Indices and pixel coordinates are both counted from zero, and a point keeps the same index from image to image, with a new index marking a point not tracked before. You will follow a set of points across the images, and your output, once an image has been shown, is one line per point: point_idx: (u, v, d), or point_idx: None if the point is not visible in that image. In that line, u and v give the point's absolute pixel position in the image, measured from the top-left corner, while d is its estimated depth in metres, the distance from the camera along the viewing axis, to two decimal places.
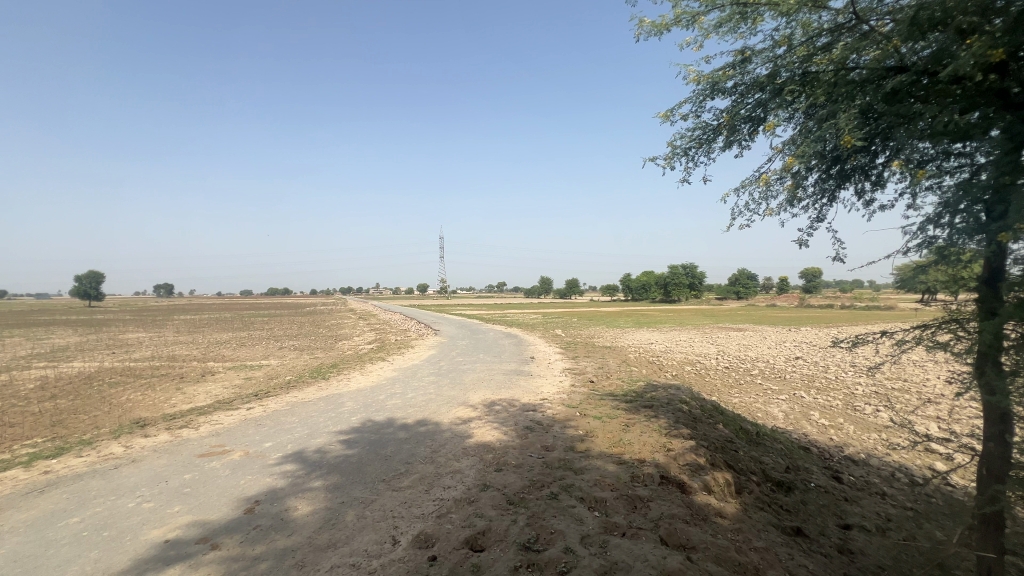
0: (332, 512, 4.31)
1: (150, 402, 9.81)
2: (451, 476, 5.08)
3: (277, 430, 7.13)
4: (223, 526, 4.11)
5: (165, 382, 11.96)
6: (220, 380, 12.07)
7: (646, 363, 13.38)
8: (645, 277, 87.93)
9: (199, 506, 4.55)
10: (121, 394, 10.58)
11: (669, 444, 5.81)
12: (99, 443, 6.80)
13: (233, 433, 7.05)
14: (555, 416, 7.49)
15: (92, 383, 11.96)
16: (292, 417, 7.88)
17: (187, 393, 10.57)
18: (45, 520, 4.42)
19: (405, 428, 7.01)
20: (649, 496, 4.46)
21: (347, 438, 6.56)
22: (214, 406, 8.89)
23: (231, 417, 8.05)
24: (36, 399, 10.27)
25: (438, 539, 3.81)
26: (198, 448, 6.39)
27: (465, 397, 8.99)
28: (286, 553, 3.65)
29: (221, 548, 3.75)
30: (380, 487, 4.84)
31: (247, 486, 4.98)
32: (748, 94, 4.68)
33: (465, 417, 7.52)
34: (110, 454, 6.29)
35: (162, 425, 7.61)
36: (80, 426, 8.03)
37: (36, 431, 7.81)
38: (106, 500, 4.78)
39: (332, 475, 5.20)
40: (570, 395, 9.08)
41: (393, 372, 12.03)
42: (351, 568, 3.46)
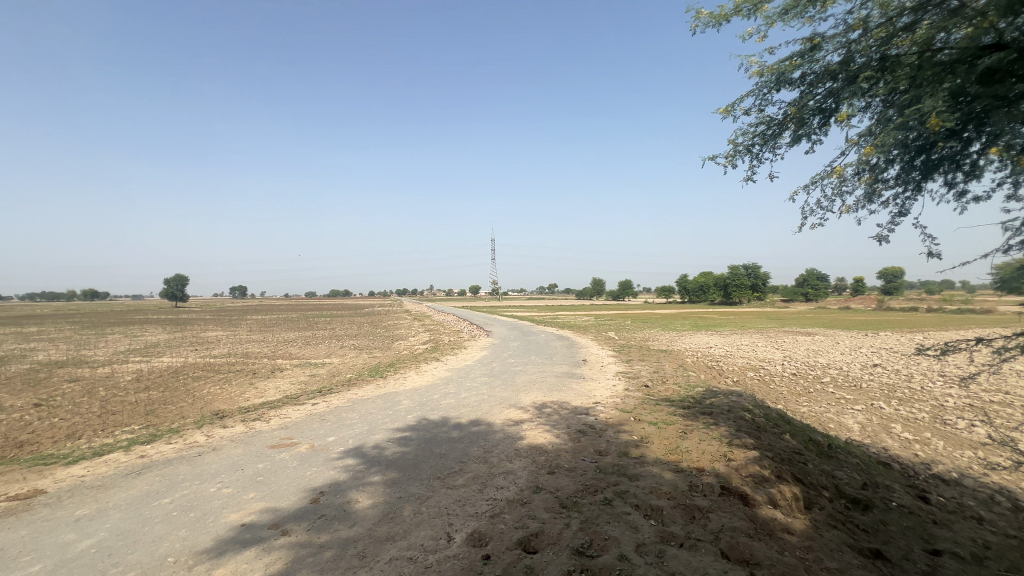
0: (390, 507, 4.48)
1: (227, 396, 10.65)
2: (504, 477, 5.13)
3: (339, 425, 7.51)
4: (292, 514, 4.39)
5: (240, 377, 12.95)
6: (288, 377, 12.88)
7: (705, 368, 12.86)
8: (703, 278, 84.50)
9: (270, 494, 4.88)
10: (203, 388, 11.57)
11: (731, 453, 5.54)
12: (184, 433, 7.44)
13: (299, 427, 7.50)
14: (608, 420, 7.38)
15: (179, 377, 13.16)
16: (353, 413, 8.27)
17: (259, 388, 11.40)
18: (141, 500, 4.91)
19: (458, 428, 7.15)
20: (708, 507, 4.28)
21: (404, 436, 6.80)
22: (282, 401, 9.49)
23: (298, 411, 8.57)
24: (133, 390, 11.42)
25: (491, 538, 3.86)
26: (269, 440, 6.85)
27: (517, 398, 9.03)
28: (348, 543, 3.83)
29: (290, 535, 3.99)
30: (435, 485, 4.97)
31: (312, 478, 5.28)
32: (818, 84, 4.39)
33: (517, 419, 7.57)
34: (194, 442, 6.89)
35: (238, 418, 8.22)
36: (169, 416, 8.86)
37: (132, 419, 8.71)
38: (191, 485, 5.23)
39: (390, 471, 5.40)
40: (624, 400, 8.88)
41: (447, 373, 12.31)
42: (409, 561, 3.57)
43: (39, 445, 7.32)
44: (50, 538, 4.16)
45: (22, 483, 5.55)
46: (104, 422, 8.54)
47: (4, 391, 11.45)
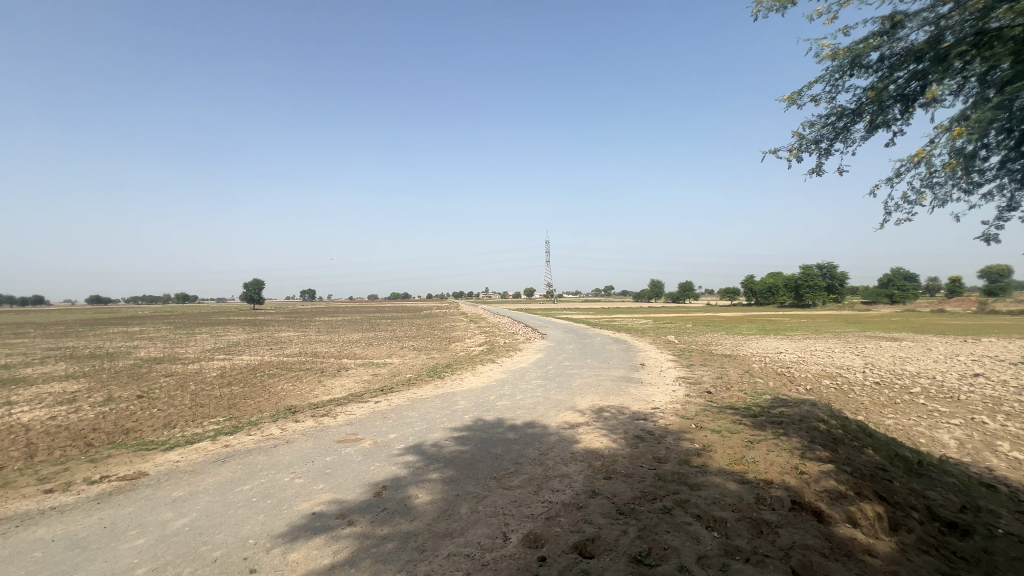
0: (448, 504, 4.60)
1: (299, 392, 11.39)
2: (560, 480, 5.11)
3: (400, 423, 7.81)
4: (357, 506, 4.63)
5: (310, 375, 13.81)
6: (352, 376, 13.56)
7: (774, 375, 12.11)
8: (772, 279, 79.62)
9: (338, 486, 5.17)
10: (278, 385, 12.46)
11: (803, 466, 5.19)
12: (262, 425, 8.05)
13: (364, 423, 7.89)
14: (668, 427, 7.14)
15: (257, 374, 14.25)
16: (412, 412, 8.57)
17: (327, 386, 12.10)
18: (226, 485, 5.37)
19: (514, 429, 7.20)
20: (778, 522, 4.03)
21: (461, 435, 6.96)
22: (348, 399, 10.01)
23: (362, 409, 9.00)
24: (218, 385, 12.51)
25: (547, 540, 3.86)
26: (336, 435, 7.25)
27: (573, 402, 8.96)
28: (409, 536, 3.98)
29: (356, 525, 4.21)
30: (491, 485, 5.04)
31: (375, 472, 5.53)
32: (900, 67, 4.05)
33: (573, 422, 7.50)
34: (271, 435, 7.44)
35: (308, 413, 8.78)
36: (248, 410, 9.62)
37: (217, 412, 9.54)
38: (268, 474, 5.66)
39: (448, 469, 5.54)
40: (684, 406, 8.55)
41: (502, 374, 12.43)
42: (466, 558, 3.65)
43: (141, 433, 8.20)
44: (151, 516, 4.64)
45: (128, 465, 6.24)
46: (194, 414, 9.42)
47: (114, 384, 12.94)
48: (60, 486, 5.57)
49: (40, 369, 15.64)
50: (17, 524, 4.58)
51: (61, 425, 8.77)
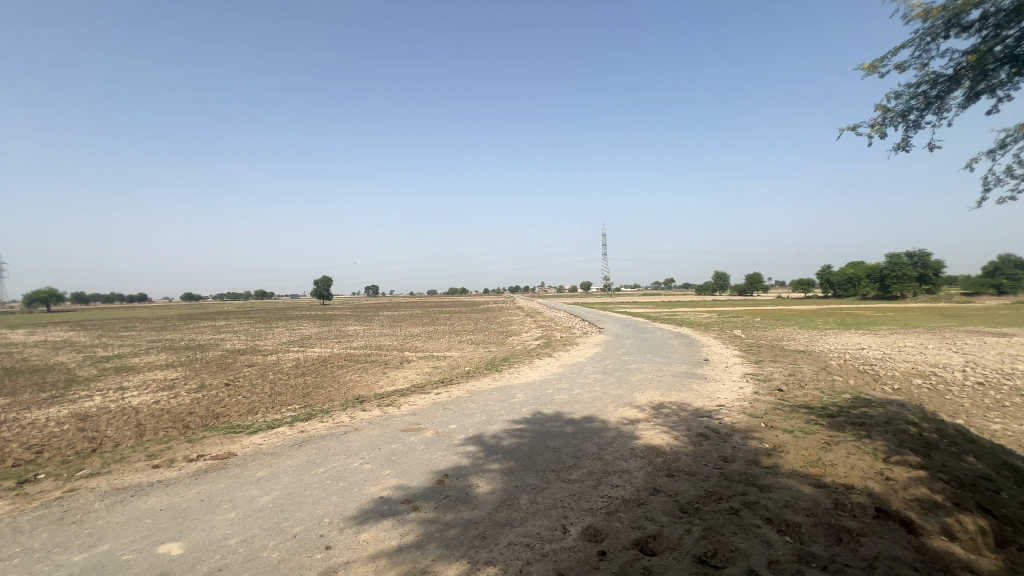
0: (507, 494, 4.68)
1: (365, 383, 12.03)
2: (619, 475, 5.05)
3: (460, 414, 8.04)
4: (422, 492, 4.83)
5: (375, 367, 14.51)
6: (414, 368, 14.10)
7: (855, 373, 11.19)
8: (852, 269, 73.35)
9: (403, 472, 5.42)
10: (347, 375, 13.22)
11: (889, 472, 4.77)
12: (333, 413, 8.59)
13: (426, 414, 8.18)
14: (734, 425, 6.83)
15: (328, 365, 15.18)
16: (472, 404, 8.78)
17: (391, 377, 12.67)
18: (303, 467, 5.80)
19: (572, 423, 7.18)
20: (859, 530, 3.74)
21: (520, 428, 7.04)
22: (411, 390, 10.43)
23: (424, 399, 9.34)
24: (294, 375, 13.47)
25: (607, 535, 3.83)
26: (400, 424, 7.59)
27: (632, 397, 8.77)
28: (470, 524, 4.10)
29: (420, 511, 4.40)
30: (550, 477, 5.07)
31: (437, 460, 5.74)
32: (1008, 26, 3.63)
33: (633, 418, 7.36)
34: (341, 422, 7.93)
35: (375, 403, 9.24)
36: (320, 399, 10.30)
37: (293, 400, 10.29)
38: (340, 458, 6.04)
39: (507, 460, 5.63)
40: (752, 404, 8.12)
41: (559, 368, 12.39)
42: (526, 548, 3.71)
43: (230, 417, 9.02)
44: (240, 492, 5.11)
45: (220, 446, 6.90)
46: (273, 401, 10.22)
47: (206, 372, 14.31)
48: (165, 462, 6.27)
49: (146, 359, 17.63)
50: (132, 494, 5.21)
51: (163, 409, 9.84)
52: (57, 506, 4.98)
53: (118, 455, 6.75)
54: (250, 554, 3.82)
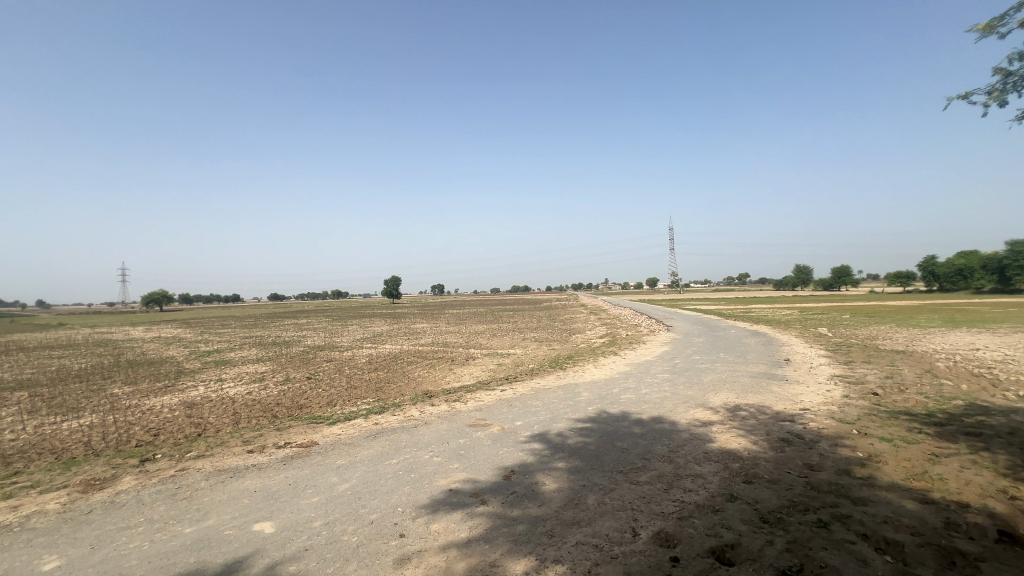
0: (574, 493, 4.65)
1: (433, 379, 12.45)
2: (692, 479, 4.83)
3: (525, 411, 8.10)
4: (489, 486, 4.92)
5: (442, 363, 14.98)
6: (479, 365, 14.39)
7: (969, 377, 9.91)
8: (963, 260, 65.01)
9: (471, 467, 5.56)
10: (416, 371, 13.77)
11: (1014, 491, 4.18)
12: (404, 407, 8.99)
13: (492, 410, 8.33)
14: (821, 430, 6.30)
15: (398, 361, 15.91)
16: (537, 401, 8.81)
17: (457, 373, 13.02)
18: (378, 457, 6.12)
19: (640, 423, 6.99)
20: (977, 554, 3.31)
21: (586, 426, 6.96)
22: (476, 386, 10.66)
23: (489, 396, 9.52)
24: (367, 370, 14.25)
25: (680, 541, 3.69)
26: (467, 419, 7.79)
27: (704, 398, 8.37)
28: (537, 520, 4.12)
29: (488, 504, 4.49)
30: (618, 478, 4.97)
31: (504, 456, 5.82)
32: None
33: (705, 420, 7.02)
34: (411, 416, 8.27)
35: (442, 398, 9.55)
36: (392, 393, 10.80)
37: (367, 394, 10.89)
38: (411, 450, 6.31)
39: (573, 459, 5.59)
40: (842, 408, 7.45)
41: (626, 367, 12.10)
42: (595, 548, 3.66)
43: (312, 408, 9.72)
44: (322, 479, 5.50)
45: (304, 435, 7.46)
46: (350, 394, 10.88)
47: (291, 366, 15.53)
48: (258, 448, 6.89)
49: (241, 354, 19.46)
50: (232, 475, 5.78)
51: (255, 399, 10.80)
52: (171, 483, 5.64)
53: (219, 439, 7.52)
54: (332, 536, 4.09)
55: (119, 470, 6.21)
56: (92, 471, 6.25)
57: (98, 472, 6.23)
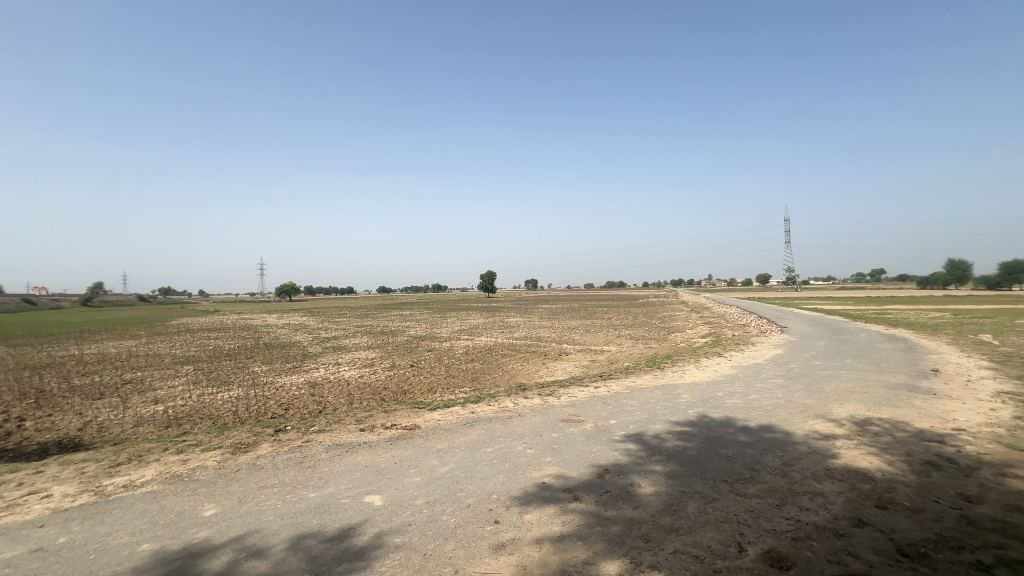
0: (672, 499, 4.43)
1: (526, 372, 12.64)
2: (810, 498, 4.35)
3: (620, 410, 7.89)
4: (583, 483, 4.88)
5: (535, 357, 15.15)
6: (572, 360, 14.30)
7: None
8: None
9: (563, 461, 5.56)
10: (510, 364, 14.09)
11: None
12: (499, 398, 9.25)
13: (585, 406, 8.25)
14: (982, 456, 5.30)
15: (493, 353, 16.42)
16: (632, 400, 8.54)
17: (550, 368, 13.09)
18: (475, 445, 6.39)
19: (747, 431, 6.44)
20: None
21: (685, 430, 6.59)
22: (569, 381, 10.62)
23: (582, 392, 9.43)
24: (465, 361, 14.90)
25: (796, 563, 3.35)
26: (560, 414, 7.80)
27: (825, 409, 7.47)
28: (633, 523, 4.00)
29: (581, 501, 4.45)
30: (721, 487, 4.64)
31: (598, 454, 5.73)
32: None
33: (827, 433, 6.27)
34: (506, 407, 8.49)
35: (536, 391, 9.67)
36: (487, 384, 11.18)
37: (465, 383, 11.39)
38: (506, 440, 6.48)
39: (672, 463, 5.33)
40: (1011, 431, 6.18)
41: (732, 370, 11.22)
42: (695, 559, 3.47)
43: (415, 394, 10.42)
44: (423, 460, 5.88)
45: (408, 418, 8.03)
46: (449, 383, 11.47)
47: (397, 354, 16.80)
48: (368, 427, 7.56)
49: (354, 341, 21.50)
50: (347, 450, 6.42)
51: (366, 382, 11.86)
52: (299, 451, 6.42)
53: (336, 417, 8.38)
54: (432, 515, 4.36)
55: (258, 437, 7.20)
56: (239, 436, 7.34)
57: (243, 437, 7.29)
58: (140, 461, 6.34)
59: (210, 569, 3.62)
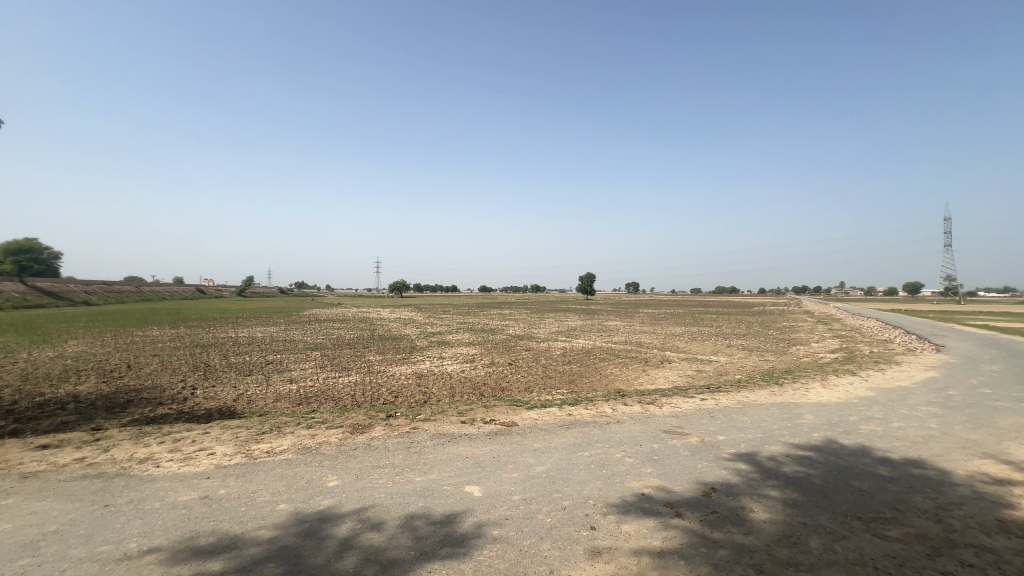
0: (791, 530, 3.99)
1: (625, 378, 12.26)
2: (974, 552, 3.64)
3: (730, 426, 7.31)
4: (686, 499, 4.61)
5: (636, 363, 14.62)
6: (676, 369, 13.55)
7: None
8: None
9: (665, 474, 5.30)
10: (608, 368, 13.78)
11: None
12: (596, 402, 9.10)
13: (689, 418, 7.77)
14: None
15: (591, 356, 16.19)
16: (744, 416, 7.86)
17: (651, 375, 12.53)
18: (572, 447, 6.36)
19: (889, 464, 5.57)
20: None
21: (808, 455, 5.90)
22: (673, 391, 10.07)
23: (687, 403, 8.89)
24: (562, 362, 14.90)
25: None
26: (662, 424, 7.44)
27: (998, 447, 6.17)
28: (743, 549, 3.70)
29: (685, 519, 4.21)
30: (854, 525, 4.07)
31: (703, 471, 5.37)
32: None
33: (999, 477, 5.18)
34: (604, 412, 8.33)
35: (635, 399, 9.33)
36: (584, 387, 11.05)
37: (562, 384, 11.39)
38: (603, 446, 6.36)
39: (791, 490, 4.80)
40: None
41: (869, 392, 9.76)
42: None
43: (513, 392, 10.66)
44: (520, 457, 6.00)
45: (506, 415, 8.24)
46: (546, 383, 11.55)
47: (496, 351, 17.35)
48: (468, 420, 7.90)
49: (457, 337, 22.65)
50: (450, 440, 6.79)
51: (468, 377, 12.41)
52: (407, 437, 6.93)
53: (440, 408, 8.89)
54: (529, 513, 4.43)
55: (372, 420, 7.91)
56: (356, 418, 8.13)
57: (360, 419, 8.08)
58: (278, 431, 7.33)
59: (331, 534, 4.06)
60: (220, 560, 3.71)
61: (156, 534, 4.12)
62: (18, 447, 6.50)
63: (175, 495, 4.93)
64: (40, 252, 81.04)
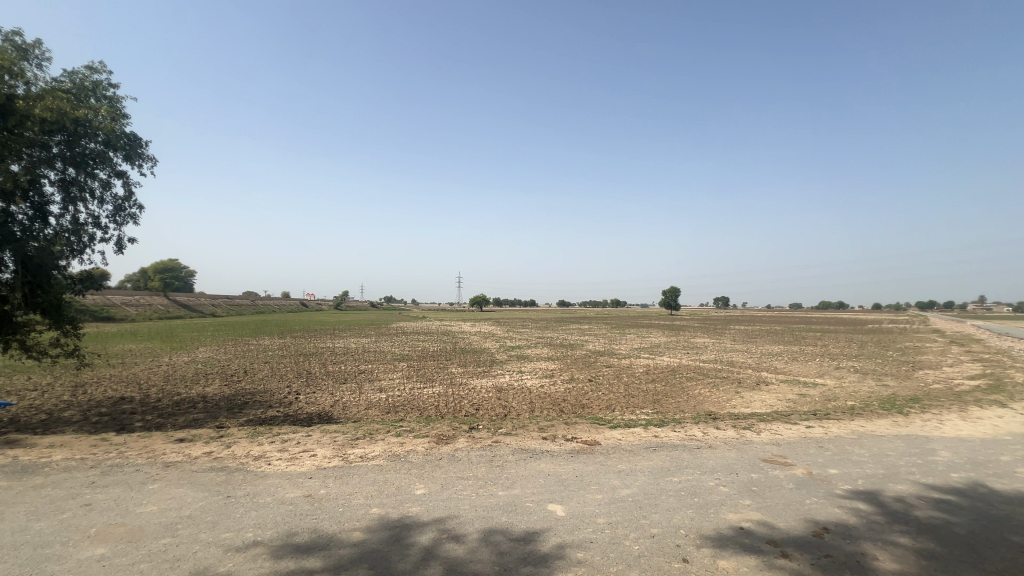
0: None
1: (717, 400, 11.44)
2: None
3: (843, 458, 6.50)
4: (794, 538, 4.16)
5: (728, 384, 13.60)
6: (773, 392, 12.39)
7: None
8: None
9: (767, 508, 4.83)
10: (697, 388, 12.95)
11: None
12: (685, 425, 8.58)
13: (794, 447, 7.03)
14: None
15: (676, 375, 15.35)
16: (861, 448, 6.96)
17: (746, 398, 11.58)
18: (659, 471, 6.04)
19: None
20: None
21: (946, 499, 5.06)
22: (773, 416, 9.20)
23: (790, 431, 8.06)
24: (645, 381, 14.28)
25: None
26: (761, 452, 6.82)
27: None
28: None
29: (792, 560, 3.79)
30: None
31: (813, 508, 4.82)
32: None
33: None
34: (693, 435, 7.83)
35: (729, 423, 8.66)
36: (670, 408, 10.49)
37: (646, 404, 10.91)
38: (694, 472, 5.96)
39: (925, 539, 4.13)
40: None
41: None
42: None
43: (593, 409, 10.42)
44: (604, 478, 5.80)
45: (588, 433, 8.05)
46: (628, 402, 11.14)
47: (576, 367, 17.09)
48: (549, 436, 7.84)
49: (536, 351, 22.69)
50: (531, 456, 6.77)
51: (547, 393, 12.35)
52: (489, 450, 7.02)
53: (521, 423, 8.92)
54: (614, 537, 4.27)
55: (455, 432, 8.12)
56: (440, 429, 8.40)
57: (445, 430, 8.33)
58: (371, 438, 7.79)
59: (417, 542, 4.21)
60: (319, 557, 4.00)
61: (268, 527, 4.54)
62: (161, 439, 7.56)
63: (283, 492, 5.41)
64: (180, 271, 94.63)
